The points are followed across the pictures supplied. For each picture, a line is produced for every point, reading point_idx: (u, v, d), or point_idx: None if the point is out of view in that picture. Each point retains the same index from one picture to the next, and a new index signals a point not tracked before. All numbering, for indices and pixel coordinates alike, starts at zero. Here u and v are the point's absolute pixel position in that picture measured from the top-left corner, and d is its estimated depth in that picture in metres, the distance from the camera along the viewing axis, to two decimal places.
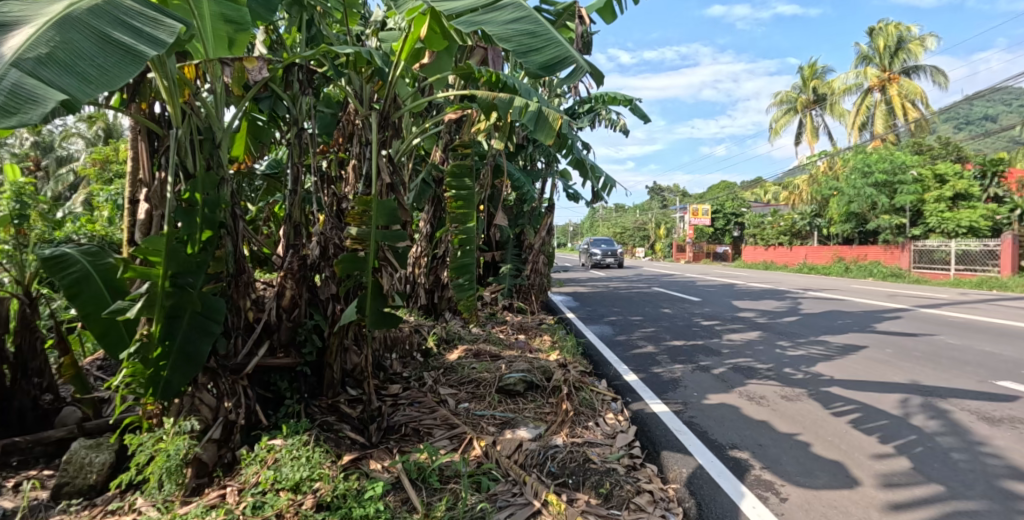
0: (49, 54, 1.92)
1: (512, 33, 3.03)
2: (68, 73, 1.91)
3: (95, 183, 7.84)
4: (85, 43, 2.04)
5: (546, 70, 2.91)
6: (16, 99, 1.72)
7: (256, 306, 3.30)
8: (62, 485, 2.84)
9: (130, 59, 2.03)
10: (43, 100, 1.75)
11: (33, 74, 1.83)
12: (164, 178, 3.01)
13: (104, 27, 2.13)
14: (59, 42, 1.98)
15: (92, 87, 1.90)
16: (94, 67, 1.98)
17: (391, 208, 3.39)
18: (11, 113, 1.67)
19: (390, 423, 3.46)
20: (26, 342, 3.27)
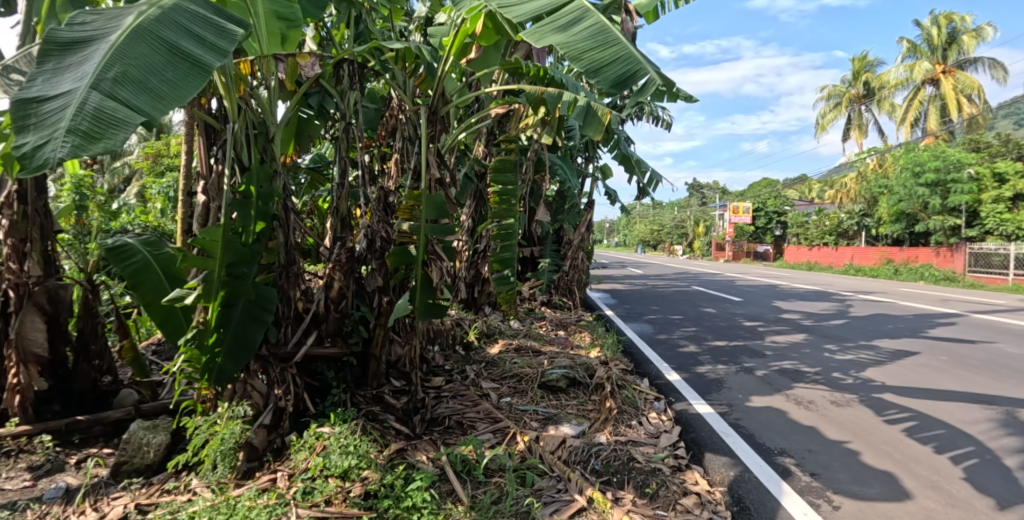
0: (124, 71, 2.01)
1: (583, 50, 2.88)
2: (141, 89, 2.00)
3: (148, 176, 8.17)
4: (154, 55, 2.12)
5: (616, 88, 2.75)
6: (99, 124, 1.84)
7: (305, 296, 3.39)
8: (121, 464, 2.98)
9: (197, 72, 2.11)
10: (125, 124, 1.87)
11: (111, 94, 1.92)
12: (220, 172, 3.13)
13: (170, 37, 2.20)
14: (132, 58, 2.06)
15: (165, 105, 2.00)
16: (165, 82, 2.06)
17: (439, 202, 3.42)
18: (97, 139, 1.81)
19: (434, 415, 3.48)
20: (87, 326, 3.48)
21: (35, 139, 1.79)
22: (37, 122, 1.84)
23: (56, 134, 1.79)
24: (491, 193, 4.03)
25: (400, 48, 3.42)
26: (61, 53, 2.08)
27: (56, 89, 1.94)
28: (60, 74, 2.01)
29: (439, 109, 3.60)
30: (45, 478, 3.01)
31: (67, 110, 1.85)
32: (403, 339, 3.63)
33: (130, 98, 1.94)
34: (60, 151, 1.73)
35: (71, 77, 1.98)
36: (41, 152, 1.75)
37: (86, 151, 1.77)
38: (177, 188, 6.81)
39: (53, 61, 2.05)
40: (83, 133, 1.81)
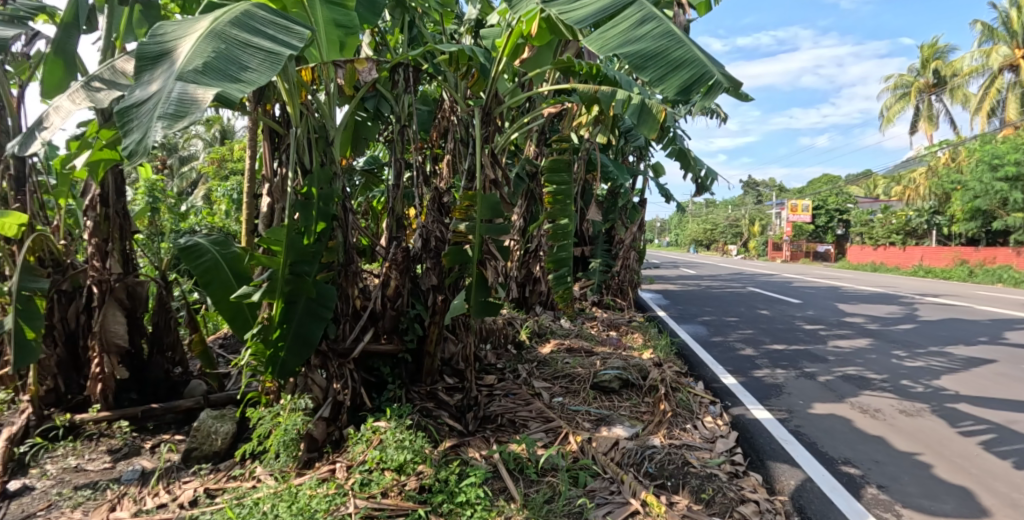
0: (205, 62, 2.13)
1: (648, 55, 2.80)
2: (222, 77, 2.11)
3: (214, 180, 8.61)
4: (231, 48, 2.23)
5: (684, 94, 2.68)
6: (186, 104, 1.94)
7: (363, 294, 3.49)
8: (192, 450, 3.16)
9: (271, 62, 2.22)
10: (208, 100, 1.95)
11: (195, 81, 2.04)
12: (284, 175, 3.28)
13: (244, 36, 2.32)
14: (212, 52, 2.18)
15: (243, 85, 2.10)
16: (243, 69, 2.17)
17: (493, 202, 3.48)
18: (184, 117, 1.90)
19: (487, 413, 3.52)
20: (161, 320, 3.73)
21: (133, 132, 1.93)
22: (133, 118, 1.98)
23: (151, 122, 1.91)
24: (546, 193, 4.05)
25: (453, 51, 3.47)
26: (150, 61, 2.23)
27: (148, 90, 2.08)
28: (150, 77, 2.15)
29: (493, 109, 3.63)
30: (123, 461, 3.24)
31: (159, 101, 1.98)
32: (456, 338, 3.69)
33: (211, 81, 2.05)
34: (155, 133, 1.85)
35: (160, 77, 2.12)
36: (141, 139, 1.88)
37: (175, 127, 1.86)
38: (241, 190, 7.17)
39: (144, 69, 2.20)
40: (172, 115, 1.91)
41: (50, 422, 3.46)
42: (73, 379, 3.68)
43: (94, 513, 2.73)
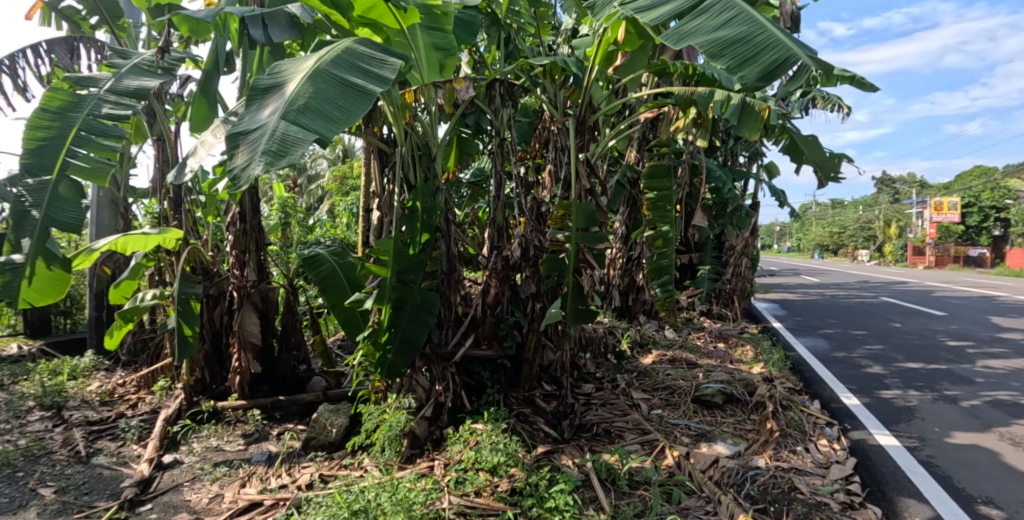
0: (307, 102, 2.37)
1: (725, 42, 2.65)
2: (320, 115, 2.35)
3: (336, 196, 9.46)
4: (330, 87, 2.46)
5: (766, 79, 2.50)
6: (286, 143, 2.17)
7: (464, 301, 3.65)
8: (311, 439, 3.50)
9: (362, 101, 2.44)
10: (306, 142, 2.18)
11: (296, 121, 2.28)
12: (391, 190, 3.55)
13: (343, 73, 2.56)
14: (313, 91, 2.42)
15: (338, 127, 2.33)
16: (338, 109, 2.39)
17: (589, 210, 3.46)
18: (283, 154, 2.14)
19: (583, 421, 3.51)
20: (289, 323, 4.21)
21: (238, 160, 2.18)
22: (240, 147, 2.24)
23: (255, 154, 2.16)
24: (645, 200, 3.99)
25: (547, 63, 3.52)
26: (261, 97, 2.52)
27: (255, 122, 2.35)
28: (259, 111, 2.42)
29: (588, 118, 3.65)
30: (253, 444, 3.67)
31: (263, 135, 2.23)
32: (554, 345, 3.72)
33: (311, 122, 2.28)
34: (257, 166, 2.09)
35: (267, 111, 2.38)
36: (244, 168, 2.13)
37: (274, 164, 2.09)
38: (361, 205, 7.82)
39: (255, 103, 2.49)
40: (274, 150, 2.16)
41: (198, 407, 4.03)
42: (217, 372, 4.24)
43: (228, 488, 3.15)
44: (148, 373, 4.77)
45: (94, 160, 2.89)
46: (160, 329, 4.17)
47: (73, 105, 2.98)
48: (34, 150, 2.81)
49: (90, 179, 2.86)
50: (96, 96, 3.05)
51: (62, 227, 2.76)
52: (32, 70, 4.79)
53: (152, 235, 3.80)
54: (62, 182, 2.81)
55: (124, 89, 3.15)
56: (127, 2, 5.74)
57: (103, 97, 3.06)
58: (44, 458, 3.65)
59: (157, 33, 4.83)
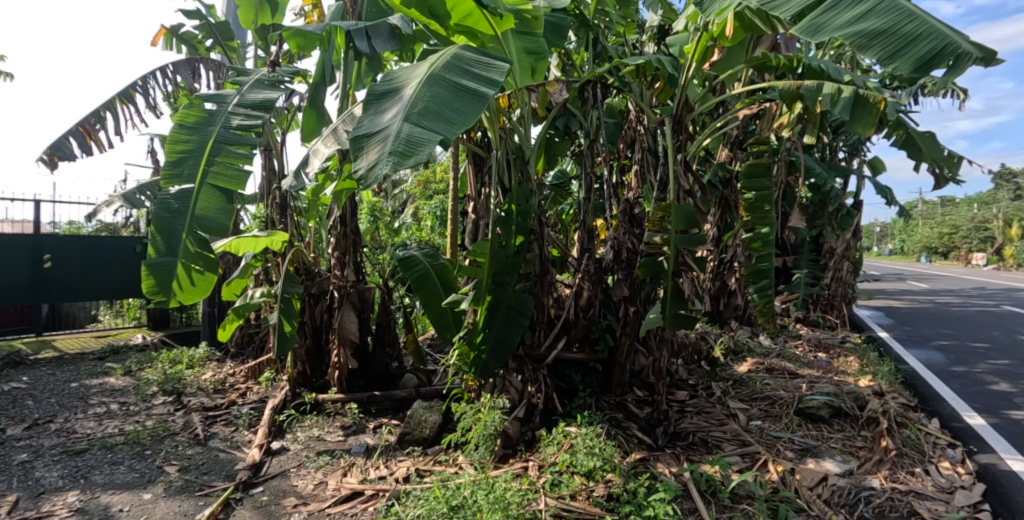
0: (426, 106, 2.49)
1: (872, 33, 2.47)
2: (439, 119, 2.45)
3: (421, 200, 9.79)
4: (445, 92, 2.58)
5: (923, 71, 2.30)
6: (412, 144, 2.29)
7: (557, 304, 3.72)
8: (406, 433, 3.63)
9: (477, 104, 2.53)
10: (431, 143, 2.30)
11: (418, 124, 2.40)
12: (487, 193, 3.71)
13: (455, 78, 2.67)
14: (430, 96, 2.54)
15: (456, 129, 2.43)
16: (455, 112, 2.50)
17: (689, 211, 3.35)
18: (410, 155, 2.25)
19: (678, 429, 3.44)
20: (384, 321, 4.43)
21: (366, 161, 2.31)
22: (367, 149, 2.37)
23: (382, 155, 2.28)
24: (743, 201, 3.82)
25: (642, 62, 3.46)
26: (378, 102, 2.66)
27: (377, 125, 2.48)
28: (379, 115, 2.56)
29: (684, 117, 3.57)
30: (352, 435, 3.87)
31: (388, 137, 2.36)
32: (648, 351, 3.64)
33: (432, 125, 2.39)
34: (387, 166, 2.21)
35: (388, 116, 2.51)
36: (373, 168, 2.25)
37: (404, 163, 2.21)
38: (444, 208, 8.05)
39: (373, 108, 2.63)
40: (401, 151, 2.27)
41: (301, 398, 4.30)
42: (317, 366, 4.53)
43: (331, 476, 3.34)
44: (255, 365, 5.16)
45: (228, 168, 3.15)
46: (267, 325, 4.47)
47: (207, 120, 3.28)
48: (175, 161, 3.11)
49: (229, 185, 3.12)
50: (226, 110, 3.35)
51: (208, 232, 3.02)
52: (160, 89, 5.32)
53: (261, 237, 4.08)
54: (204, 189, 3.10)
55: (250, 101, 3.45)
56: (236, 24, 6.25)
57: (232, 111, 3.35)
58: (168, 438, 4.03)
59: (264, 51, 5.21)
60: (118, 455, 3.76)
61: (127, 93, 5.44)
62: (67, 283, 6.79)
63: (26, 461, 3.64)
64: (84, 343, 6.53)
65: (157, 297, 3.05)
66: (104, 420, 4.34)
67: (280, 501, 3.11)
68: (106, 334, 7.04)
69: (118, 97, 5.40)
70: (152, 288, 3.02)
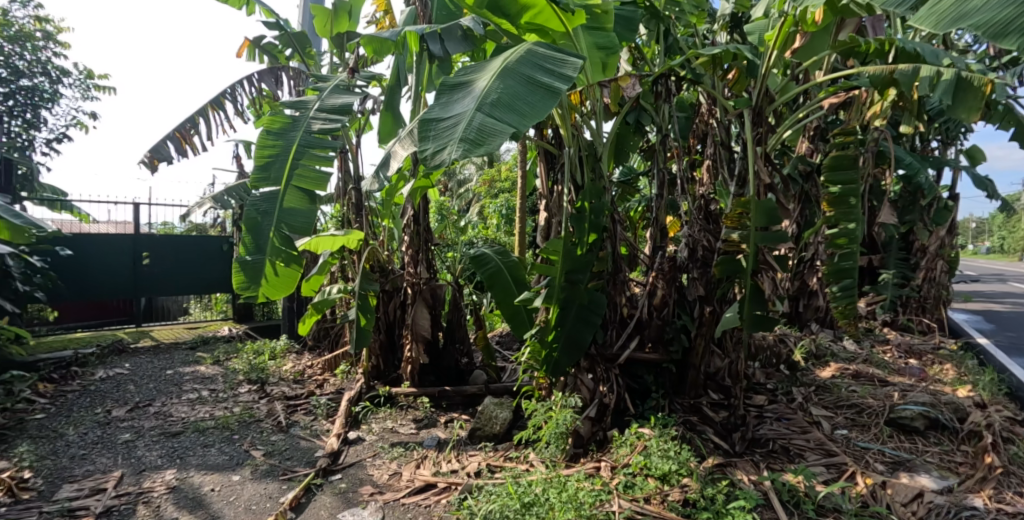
0: (499, 97, 2.54)
1: (1007, 20, 2.23)
2: (511, 110, 2.50)
3: (486, 199, 9.93)
4: (518, 85, 2.61)
5: None
6: (483, 134, 2.36)
7: (630, 303, 3.68)
8: (477, 429, 3.72)
9: (549, 98, 2.56)
10: (502, 135, 2.35)
11: (490, 114, 2.45)
12: (559, 191, 3.68)
13: (529, 71, 2.70)
14: (504, 88, 2.59)
15: (527, 121, 2.47)
16: (527, 105, 2.54)
17: (770, 207, 3.22)
18: (481, 145, 2.31)
19: (756, 435, 3.32)
20: (455, 317, 4.56)
21: (434, 145, 2.40)
22: (437, 135, 2.45)
23: (452, 141, 2.36)
24: (827, 195, 3.62)
25: (720, 52, 3.37)
26: (451, 92, 2.73)
27: (449, 113, 2.55)
28: (451, 104, 2.62)
29: (765, 108, 3.41)
30: (424, 429, 3.99)
31: (460, 125, 2.43)
32: (723, 352, 3.55)
33: (504, 116, 2.44)
34: (456, 153, 2.28)
35: (460, 105, 2.58)
36: (442, 154, 2.33)
37: (474, 152, 2.27)
38: (510, 206, 8.10)
39: (446, 96, 2.70)
40: (472, 140, 2.33)
41: (375, 391, 4.48)
42: (390, 360, 4.70)
43: (405, 467, 3.46)
44: (332, 358, 5.41)
45: (311, 170, 3.32)
46: (344, 319, 4.68)
47: (290, 126, 3.46)
48: (263, 165, 3.31)
49: (312, 186, 3.30)
50: (307, 115, 3.53)
51: (294, 229, 3.22)
52: (247, 96, 5.67)
53: (339, 236, 4.26)
54: (289, 190, 3.28)
55: (330, 106, 3.62)
56: (312, 32, 6.56)
57: (313, 116, 3.52)
58: (254, 424, 4.30)
59: (339, 57, 5.43)
60: (209, 438, 4.04)
61: (218, 100, 5.83)
62: (163, 279, 7.37)
63: (130, 440, 3.98)
64: (177, 334, 7.08)
65: (246, 291, 3.28)
66: (196, 405, 4.68)
67: (358, 489, 3.25)
68: (196, 326, 7.59)
69: (209, 105, 5.81)
70: (243, 284, 3.26)
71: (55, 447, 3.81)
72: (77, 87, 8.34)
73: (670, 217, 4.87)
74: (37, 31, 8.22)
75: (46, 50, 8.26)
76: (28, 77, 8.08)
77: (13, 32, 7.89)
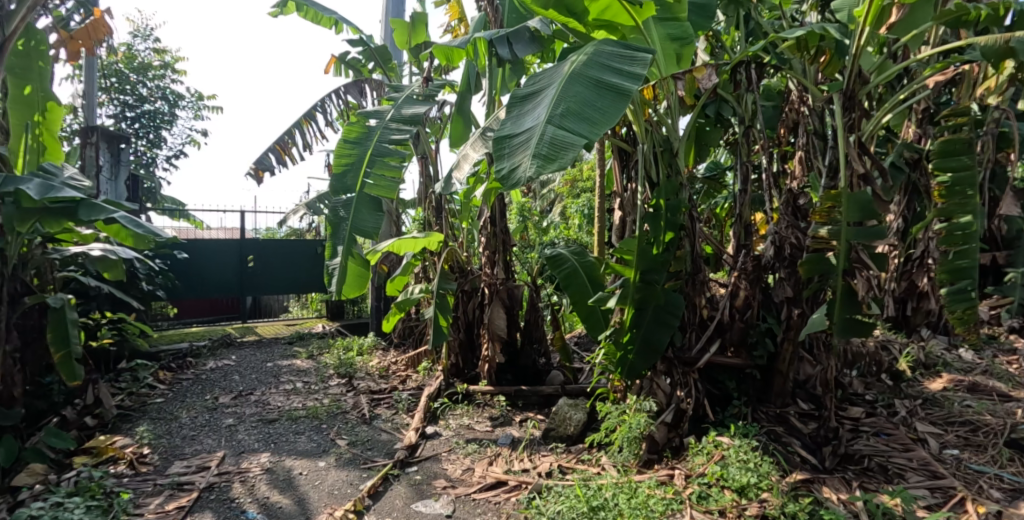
0: (568, 107, 2.51)
1: None
2: (581, 119, 2.47)
3: (568, 199, 9.86)
4: (587, 91, 2.58)
5: None
6: (555, 148, 2.34)
7: (710, 304, 3.52)
8: (551, 429, 3.71)
9: (620, 102, 2.51)
10: (574, 147, 2.33)
11: (561, 125, 2.44)
12: (634, 189, 3.60)
13: (596, 75, 2.65)
14: (572, 96, 2.56)
15: (598, 129, 2.43)
16: (597, 111, 2.50)
17: (865, 200, 2.92)
18: (554, 159, 2.30)
19: (850, 450, 3.03)
20: (532, 317, 4.61)
21: (508, 162, 2.41)
22: (510, 150, 2.47)
23: (526, 157, 2.35)
24: (936, 185, 3.23)
25: (803, 34, 3.12)
26: (522, 105, 2.74)
27: (520, 127, 2.56)
28: (522, 117, 2.63)
29: (858, 91, 3.08)
30: (499, 427, 4.05)
31: (531, 140, 2.42)
32: (814, 359, 3.31)
33: (575, 126, 2.42)
34: (530, 169, 2.29)
35: (530, 117, 2.58)
36: (516, 171, 2.34)
37: (548, 166, 2.27)
38: (591, 206, 8.00)
39: (517, 110, 2.71)
40: (544, 155, 2.33)
41: (453, 387, 4.62)
42: (469, 358, 4.82)
43: (478, 463, 3.53)
44: (415, 355, 5.65)
45: (383, 178, 3.51)
46: (424, 318, 4.86)
47: (364, 136, 3.65)
48: (339, 174, 3.50)
49: (382, 193, 3.48)
50: (382, 124, 3.71)
51: (364, 233, 3.43)
52: (335, 108, 6.07)
53: (419, 238, 4.43)
54: (363, 197, 3.47)
55: (402, 116, 3.79)
56: (393, 46, 6.92)
57: (387, 126, 3.70)
58: (341, 415, 4.59)
59: (417, 67, 5.65)
60: (301, 426, 4.38)
61: (311, 113, 6.29)
62: (266, 279, 8.11)
63: (233, 425, 4.41)
64: (278, 330, 7.72)
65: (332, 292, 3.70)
66: (291, 396, 5.08)
67: (431, 482, 3.36)
68: (295, 322, 8.24)
69: (304, 118, 6.28)
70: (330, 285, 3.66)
71: (170, 427, 4.31)
72: (190, 108, 9.38)
73: (757, 214, 4.58)
74: (157, 61, 9.36)
75: (165, 77, 9.38)
76: (151, 102, 9.22)
77: (136, 64, 9.09)
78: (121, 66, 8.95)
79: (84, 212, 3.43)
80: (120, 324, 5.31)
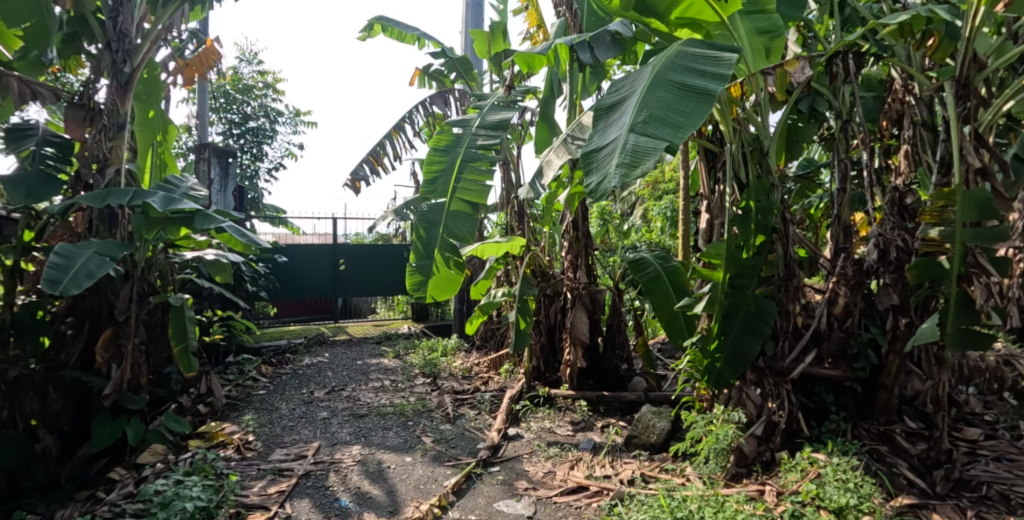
0: (650, 113, 2.48)
1: None
2: (664, 124, 2.42)
3: (649, 201, 9.63)
4: (669, 95, 2.53)
5: None
6: (638, 155, 2.31)
7: (805, 312, 3.31)
8: (633, 437, 3.65)
9: (704, 104, 2.44)
10: (657, 152, 2.29)
11: (644, 132, 2.40)
12: (721, 190, 3.48)
13: (678, 77, 2.59)
14: (654, 102, 2.52)
15: (683, 133, 2.37)
16: (681, 115, 2.44)
17: (984, 197, 2.63)
18: (637, 165, 2.27)
19: (968, 474, 2.75)
20: (614, 322, 4.56)
21: (593, 173, 2.41)
22: (594, 161, 2.46)
23: (610, 167, 2.34)
24: None
25: (907, 19, 2.87)
26: (605, 115, 2.73)
27: (604, 137, 2.56)
28: (606, 127, 2.63)
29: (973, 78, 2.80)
30: (580, 432, 4.04)
31: (615, 149, 2.41)
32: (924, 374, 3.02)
33: (658, 131, 2.38)
34: (614, 178, 2.27)
35: (614, 127, 2.57)
36: (600, 181, 2.34)
37: (632, 174, 2.24)
38: (674, 208, 7.76)
39: (601, 121, 2.71)
40: (627, 163, 2.30)
41: (534, 390, 4.66)
42: (551, 362, 4.85)
43: (559, 467, 3.54)
44: (496, 357, 5.76)
45: (471, 184, 3.63)
46: (507, 321, 4.95)
47: (453, 144, 3.77)
48: (431, 180, 3.67)
49: (473, 197, 3.62)
50: (469, 132, 3.81)
51: (456, 236, 3.58)
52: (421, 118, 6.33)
53: (502, 242, 4.52)
54: (454, 202, 3.62)
55: (488, 123, 3.87)
56: (474, 56, 7.11)
57: (474, 133, 3.80)
58: (425, 413, 4.77)
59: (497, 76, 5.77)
60: (389, 422, 4.60)
61: (399, 124, 6.60)
62: (356, 281, 8.59)
63: (327, 417, 4.71)
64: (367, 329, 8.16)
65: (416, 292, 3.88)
66: (380, 393, 5.35)
67: (513, 482, 3.41)
68: (383, 323, 8.65)
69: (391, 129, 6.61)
70: (414, 285, 3.85)
71: (272, 417, 4.68)
72: (289, 124, 10.14)
73: (859, 214, 4.26)
74: (260, 82, 10.22)
75: (266, 97, 10.21)
76: (254, 120, 10.07)
77: (241, 85, 9.98)
78: (229, 88, 9.86)
79: (198, 221, 3.77)
80: (230, 321, 5.86)
